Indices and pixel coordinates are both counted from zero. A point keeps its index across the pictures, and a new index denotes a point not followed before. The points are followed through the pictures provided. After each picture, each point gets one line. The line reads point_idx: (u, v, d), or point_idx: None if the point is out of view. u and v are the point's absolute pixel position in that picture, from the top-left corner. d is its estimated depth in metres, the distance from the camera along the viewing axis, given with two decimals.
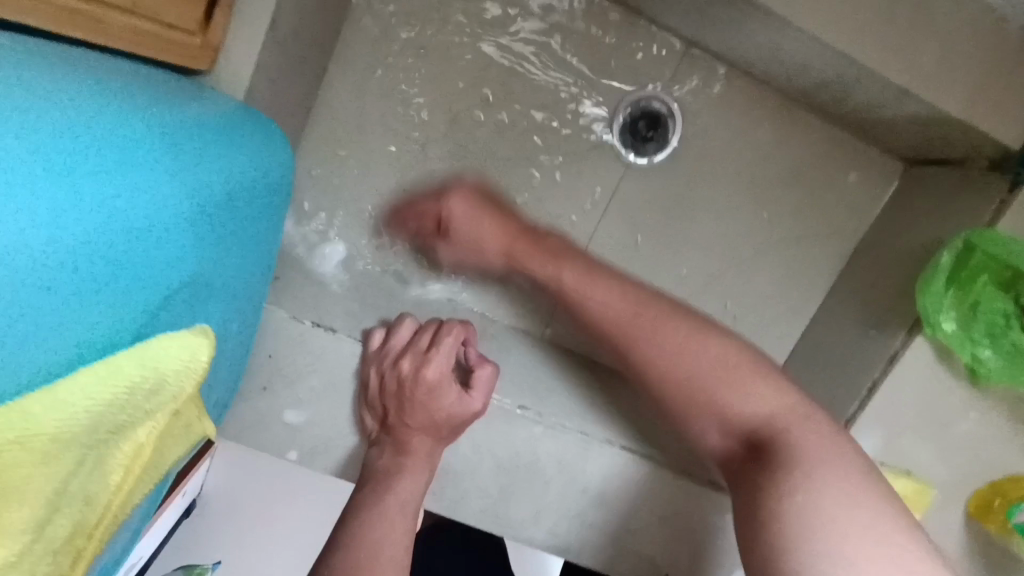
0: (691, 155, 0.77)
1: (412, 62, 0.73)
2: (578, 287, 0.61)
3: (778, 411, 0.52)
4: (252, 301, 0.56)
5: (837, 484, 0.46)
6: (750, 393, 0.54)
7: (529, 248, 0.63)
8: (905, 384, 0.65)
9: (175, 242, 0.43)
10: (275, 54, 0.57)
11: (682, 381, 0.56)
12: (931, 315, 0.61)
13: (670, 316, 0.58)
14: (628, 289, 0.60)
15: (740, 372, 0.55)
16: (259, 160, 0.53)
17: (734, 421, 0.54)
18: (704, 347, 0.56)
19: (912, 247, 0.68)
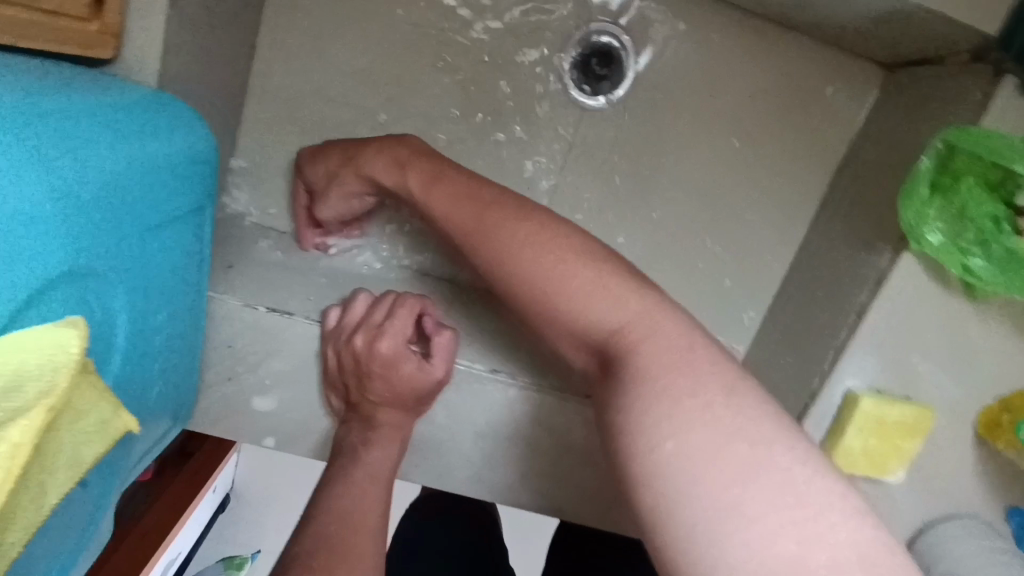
0: (651, 87, 0.72)
1: (345, 25, 0.69)
2: (421, 193, 0.56)
3: (631, 317, 0.46)
4: (180, 302, 0.50)
5: (700, 414, 0.40)
6: (598, 294, 0.47)
7: (382, 168, 0.59)
8: (894, 306, 0.62)
9: (84, 215, 0.38)
10: (186, 33, 0.54)
11: (531, 306, 0.49)
12: (914, 227, 0.57)
13: (511, 224, 0.50)
14: (481, 195, 0.53)
15: (581, 273, 0.48)
16: (173, 154, 0.48)
17: (582, 326, 0.47)
18: (539, 259, 0.49)
19: (894, 158, 0.63)
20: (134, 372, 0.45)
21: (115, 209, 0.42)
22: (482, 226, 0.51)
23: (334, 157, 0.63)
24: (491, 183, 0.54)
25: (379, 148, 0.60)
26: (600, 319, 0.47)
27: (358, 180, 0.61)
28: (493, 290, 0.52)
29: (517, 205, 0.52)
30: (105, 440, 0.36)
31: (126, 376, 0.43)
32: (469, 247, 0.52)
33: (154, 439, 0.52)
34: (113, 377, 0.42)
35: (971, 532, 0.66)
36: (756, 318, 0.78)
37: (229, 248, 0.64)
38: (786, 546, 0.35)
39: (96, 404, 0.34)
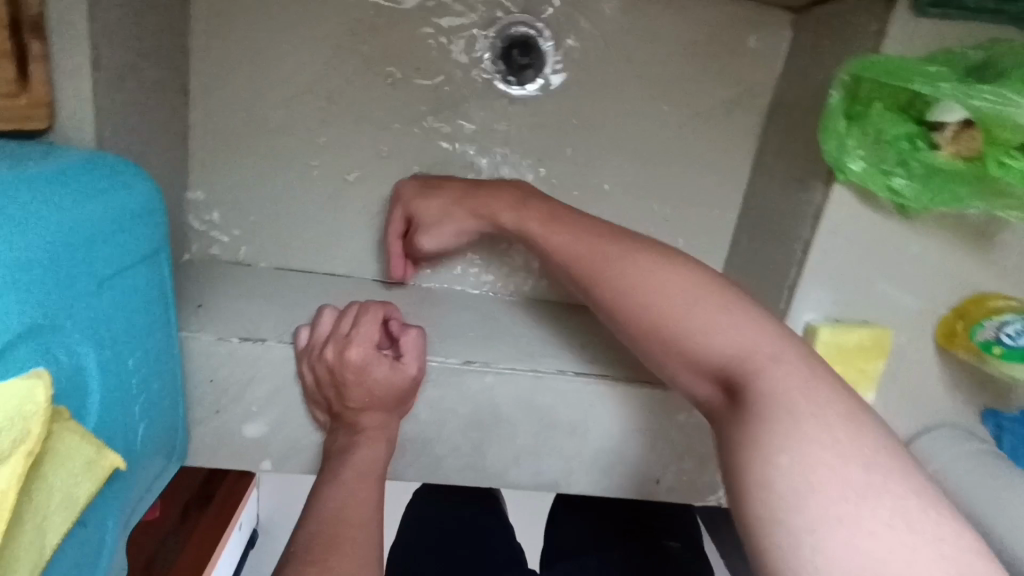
0: (578, 66, 0.74)
1: (270, 55, 0.70)
2: (541, 231, 0.62)
3: (749, 346, 0.48)
4: (148, 346, 0.52)
5: (807, 424, 0.42)
6: (723, 319, 0.50)
7: (500, 203, 0.66)
8: (835, 237, 0.64)
9: (38, 279, 0.39)
10: (114, 92, 0.56)
11: (643, 335, 0.53)
12: (838, 160, 0.59)
13: (628, 259, 0.56)
14: (583, 238, 0.59)
15: (714, 307, 0.51)
16: (126, 207, 0.49)
17: (695, 353, 0.50)
18: (680, 290, 0.52)
19: (813, 97, 0.66)
20: (115, 417, 0.47)
21: (73, 266, 0.43)
22: (614, 258, 0.57)
23: (458, 194, 0.68)
24: (597, 220, 0.62)
25: (505, 191, 0.67)
26: (717, 344, 0.49)
27: (435, 228, 0.69)
28: (609, 325, 0.57)
29: (638, 243, 0.57)
30: (96, 479, 0.38)
31: (106, 422, 0.46)
32: (592, 276, 0.57)
33: (153, 474, 0.55)
34: (93, 425, 0.44)
35: (953, 439, 0.70)
36: (715, 271, 0.81)
37: (198, 288, 0.68)
38: (885, 558, 0.37)
39: (80, 447, 0.37)
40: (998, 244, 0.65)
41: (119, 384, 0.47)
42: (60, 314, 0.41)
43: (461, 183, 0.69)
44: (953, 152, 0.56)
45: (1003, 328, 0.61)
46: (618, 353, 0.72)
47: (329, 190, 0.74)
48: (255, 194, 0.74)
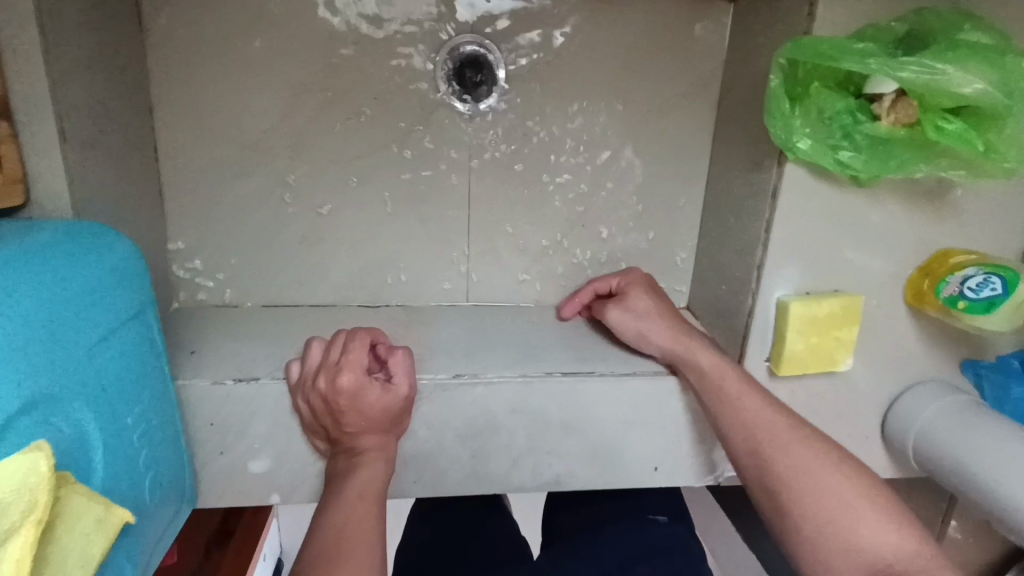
0: (531, 77, 0.75)
1: (230, 103, 0.72)
2: (724, 400, 0.63)
3: (903, 549, 0.54)
4: (146, 401, 0.54)
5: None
6: (879, 525, 0.55)
7: (688, 335, 0.67)
8: (795, 213, 0.66)
9: (32, 355, 0.41)
10: (84, 161, 0.58)
11: (802, 512, 0.56)
12: (786, 141, 0.61)
13: (801, 444, 0.59)
14: (751, 403, 0.62)
15: (871, 513, 0.55)
16: (109, 271, 0.51)
17: (846, 546, 0.54)
18: (833, 477, 0.57)
19: (759, 81, 0.68)
20: (120, 474, 0.49)
21: (64, 337, 0.45)
22: (787, 445, 0.59)
23: (656, 309, 0.70)
24: (764, 388, 0.64)
25: (693, 332, 0.68)
26: (864, 546, 0.54)
27: (631, 313, 0.71)
28: (756, 493, 0.60)
29: (799, 425, 0.61)
30: (107, 535, 0.40)
31: (112, 481, 0.47)
32: (757, 458, 0.60)
33: (166, 520, 0.57)
34: (99, 484, 0.46)
35: (933, 394, 0.72)
36: (689, 259, 0.83)
37: (190, 335, 0.70)
38: None
39: (89, 507, 0.39)
40: (951, 201, 0.67)
41: (121, 442, 0.49)
42: (57, 385, 0.43)
43: (648, 289, 0.73)
44: (892, 121, 0.59)
45: (964, 282, 0.64)
46: (603, 350, 0.74)
47: (305, 225, 0.76)
48: (234, 238, 0.76)
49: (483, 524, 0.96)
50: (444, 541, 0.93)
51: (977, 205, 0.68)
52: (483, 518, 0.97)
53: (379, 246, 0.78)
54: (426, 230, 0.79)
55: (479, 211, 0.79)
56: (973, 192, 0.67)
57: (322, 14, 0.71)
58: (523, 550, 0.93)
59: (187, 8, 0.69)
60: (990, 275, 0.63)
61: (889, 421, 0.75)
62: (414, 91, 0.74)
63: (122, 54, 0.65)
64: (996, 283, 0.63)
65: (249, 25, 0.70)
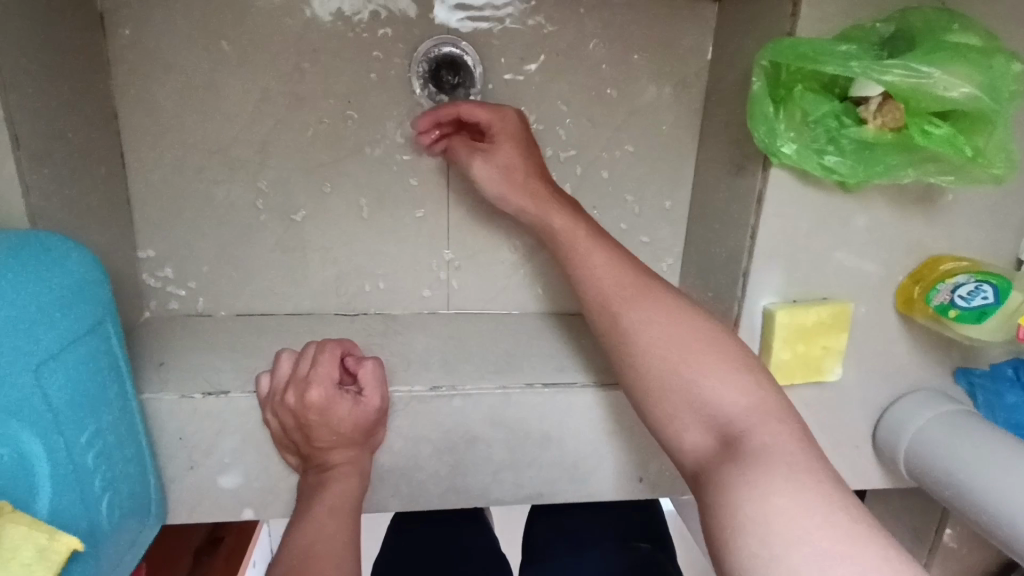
0: (509, 78, 0.73)
1: (199, 108, 0.70)
2: (583, 262, 0.58)
3: (743, 399, 0.47)
4: (103, 419, 0.52)
5: (782, 471, 0.41)
6: (718, 375, 0.49)
7: (548, 195, 0.63)
8: (781, 219, 0.64)
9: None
10: (40, 169, 0.56)
11: (654, 382, 0.51)
12: (770, 145, 0.60)
13: (650, 299, 0.54)
14: (604, 266, 0.57)
15: (718, 364, 0.50)
16: (64, 286, 0.49)
17: (688, 404, 0.49)
18: (687, 331, 0.52)
19: (744, 83, 0.66)
20: (71, 498, 0.47)
21: (9, 355, 0.43)
22: (639, 300, 0.54)
23: (519, 166, 0.64)
24: (626, 252, 0.60)
25: (560, 197, 0.64)
26: (708, 398, 0.48)
27: (496, 170, 0.65)
28: (611, 353, 0.55)
29: (667, 290, 0.55)
30: (53, 565, 0.38)
31: (60, 505, 0.46)
32: (610, 318, 0.55)
33: (127, 541, 0.56)
34: (43, 510, 0.44)
35: (927, 402, 0.71)
36: (675, 264, 0.81)
37: (159, 346, 0.68)
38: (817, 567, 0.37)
39: (29, 536, 0.37)
40: (941, 206, 0.65)
41: (71, 463, 0.47)
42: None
43: (515, 140, 0.65)
44: (878, 125, 0.57)
45: (956, 290, 0.61)
46: (584, 359, 0.73)
47: (278, 232, 0.75)
48: (205, 246, 0.74)
49: (462, 536, 0.95)
50: (422, 552, 0.92)
51: (968, 209, 0.66)
52: (461, 530, 0.96)
53: (355, 252, 0.76)
54: (405, 236, 0.77)
55: (458, 216, 0.77)
56: (965, 196, 0.65)
57: (293, 15, 0.69)
58: (502, 564, 0.92)
59: (153, 12, 0.67)
60: (982, 283, 0.60)
61: (881, 431, 0.73)
62: (388, 93, 0.72)
63: (81, 56, 0.62)
64: (988, 291, 0.61)
65: (217, 27, 0.68)
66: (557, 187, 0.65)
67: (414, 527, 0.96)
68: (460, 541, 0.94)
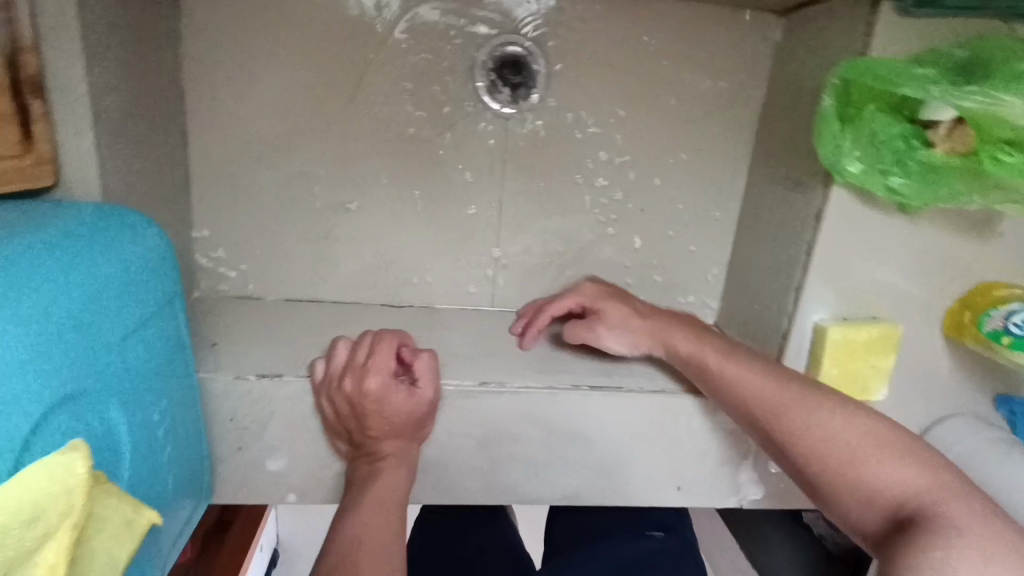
0: (570, 80, 0.73)
1: (262, 93, 0.71)
2: (722, 369, 0.62)
3: (917, 482, 0.52)
4: (171, 396, 0.53)
5: (957, 536, 0.46)
6: (890, 464, 0.53)
7: (676, 322, 0.67)
8: (838, 236, 0.65)
9: (63, 349, 0.40)
10: (115, 144, 0.56)
11: (829, 480, 0.55)
12: (834, 163, 0.60)
13: (807, 400, 0.58)
14: (744, 371, 0.61)
15: (883, 454, 0.54)
16: (140, 262, 0.50)
17: (865, 496, 0.53)
18: (850, 426, 0.56)
19: (807, 99, 0.66)
20: (144, 472, 0.48)
21: (96, 330, 0.43)
22: (789, 406, 0.58)
23: (637, 309, 0.69)
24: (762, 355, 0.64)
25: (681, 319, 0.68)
26: (879, 487, 0.53)
27: (616, 331, 0.70)
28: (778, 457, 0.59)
29: (816, 387, 0.59)
30: (136, 538, 0.38)
31: (136, 478, 0.47)
32: (767, 421, 0.59)
33: (183, 518, 0.56)
34: (125, 482, 0.45)
35: (966, 428, 0.71)
36: (720, 275, 0.82)
37: (212, 326, 0.69)
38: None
39: (118, 507, 0.37)
40: (996, 232, 0.66)
41: (145, 437, 0.48)
42: (88, 379, 0.42)
43: (617, 296, 0.71)
44: (947, 149, 0.57)
45: (1011, 316, 0.62)
46: (629, 364, 0.73)
47: (331, 221, 0.75)
48: (259, 230, 0.74)
49: (477, 528, 0.96)
50: (437, 543, 0.94)
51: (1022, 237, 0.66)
52: (478, 523, 0.97)
53: (406, 245, 0.77)
54: (456, 231, 0.77)
55: (509, 215, 0.77)
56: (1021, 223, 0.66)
57: (362, 5, 0.69)
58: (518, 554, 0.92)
59: None
60: None
61: None
62: (450, 87, 0.72)
63: (155, 33, 0.63)
64: None
65: (286, 13, 0.69)
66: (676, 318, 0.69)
67: (432, 521, 0.98)
68: (475, 533, 0.95)
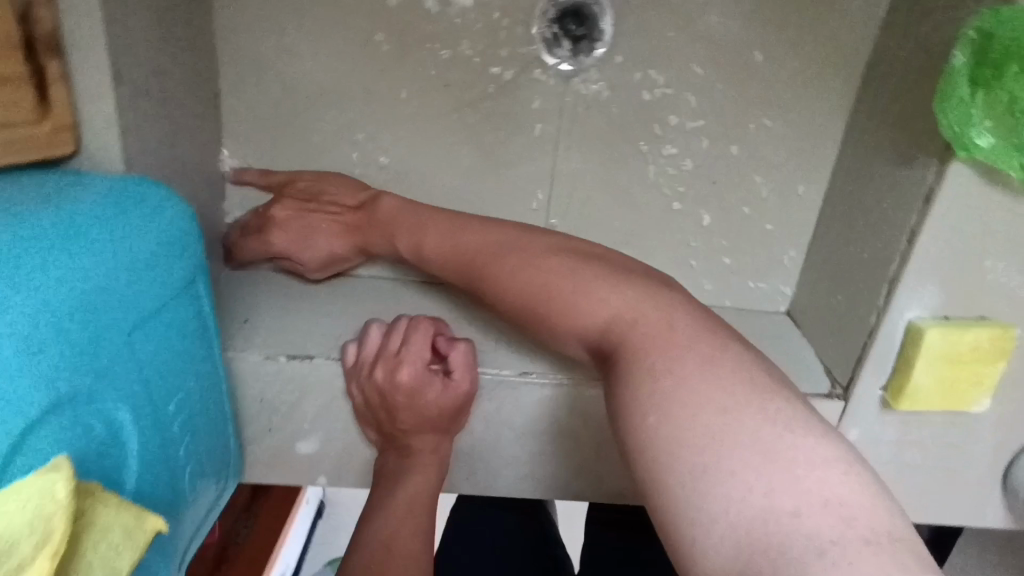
0: (637, 33, 0.64)
1: (298, 49, 0.65)
2: (414, 247, 0.61)
3: (615, 309, 0.49)
4: (190, 386, 0.50)
5: (688, 389, 0.42)
6: (585, 296, 0.50)
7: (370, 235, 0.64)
8: (953, 221, 0.54)
9: (57, 350, 0.36)
10: (137, 106, 0.52)
11: (529, 311, 0.53)
12: (960, 135, 0.50)
13: (497, 252, 0.55)
14: (475, 232, 0.58)
15: (570, 282, 0.51)
16: (157, 245, 0.46)
17: (569, 329, 0.51)
18: (540, 265, 0.53)
19: (927, 57, 0.55)
20: (156, 471, 0.45)
21: (103, 321, 0.40)
22: (486, 254, 0.56)
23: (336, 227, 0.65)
24: (447, 212, 0.62)
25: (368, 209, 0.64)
26: (590, 312, 0.50)
27: (317, 241, 0.65)
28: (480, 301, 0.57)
29: (503, 229, 0.57)
30: (139, 548, 0.35)
31: (146, 480, 0.44)
32: (462, 271, 0.57)
33: (207, 505, 0.54)
34: (132, 487, 0.42)
35: None
36: (797, 258, 0.72)
37: (244, 300, 0.66)
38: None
39: (116, 516, 0.35)
40: None
41: (159, 431, 0.45)
42: (88, 377, 0.39)
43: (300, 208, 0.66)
44: None
45: None
46: None
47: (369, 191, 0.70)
48: None
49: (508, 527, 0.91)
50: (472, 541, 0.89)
51: None
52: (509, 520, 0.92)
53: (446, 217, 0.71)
54: (499, 205, 0.70)
55: (562, 186, 0.69)
56: None
57: None
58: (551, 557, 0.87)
59: None
60: None
61: (1016, 471, 0.65)
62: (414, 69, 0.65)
63: None
64: None
65: None
66: (305, 194, 0.67)
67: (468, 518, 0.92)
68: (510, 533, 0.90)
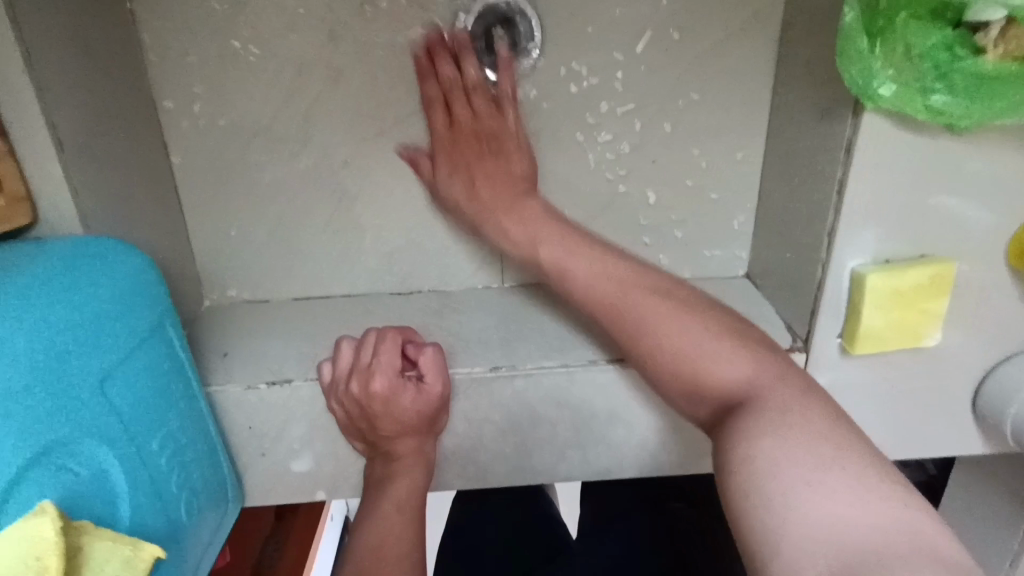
0: (555, 27, 0.66)
1: (235, 91, 0.67)
2: (561, 259, 0.61)
3: (748, 376, 0.50)
4: (172, 424, 0.53)
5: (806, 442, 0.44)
6: (720, 364, 0.51)
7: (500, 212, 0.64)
8: (878, 167, 0.56)
9: (31, 405, 0.39)
10: (84, 169, 0.55)
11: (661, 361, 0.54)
12: (864, 87, 0.52)
13: (647, 300, 0.56)
14: (631, 272, 0.59)
15: (717, 348, 0.52)
16: (119, 295, 0.48)
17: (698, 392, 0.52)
18: (686, 332, 0.53)
19: (829, 15, 0.57)
20: (149, 507, 0.48)
21: (74, 373, 0.43)
22: (630, 295, 0.57)
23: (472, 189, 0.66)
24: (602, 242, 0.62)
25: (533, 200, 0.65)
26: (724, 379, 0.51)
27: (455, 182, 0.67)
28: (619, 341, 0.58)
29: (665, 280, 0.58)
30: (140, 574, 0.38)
31: (138, 515, 0.47)
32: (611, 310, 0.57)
33: (208, 533, 0.57)
34: (126, 523, 0.45)
35: None
36: (747, 222, 0.75)
37: (223, 335, 0.69)
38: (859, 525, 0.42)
39: (114, 549, 0.38)
40: None
41: (145, 468, 0.48)
42: (65, 428, 0.41)
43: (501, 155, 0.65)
44: (1000, 55, 0.48)
45: None
46: None
47: (327, 216, 0.73)
48: (256, 232, 0.73)
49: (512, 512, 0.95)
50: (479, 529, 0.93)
51: None
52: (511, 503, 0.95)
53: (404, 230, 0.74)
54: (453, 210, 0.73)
55: None
56: None
57: None
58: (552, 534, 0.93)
59: None
60: None
61: (980, 396, 0.67)
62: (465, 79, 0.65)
63: (112, 46, 0.60)
64: None
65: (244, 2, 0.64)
66: (493, 145, 0.66)
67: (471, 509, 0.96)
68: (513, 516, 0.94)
